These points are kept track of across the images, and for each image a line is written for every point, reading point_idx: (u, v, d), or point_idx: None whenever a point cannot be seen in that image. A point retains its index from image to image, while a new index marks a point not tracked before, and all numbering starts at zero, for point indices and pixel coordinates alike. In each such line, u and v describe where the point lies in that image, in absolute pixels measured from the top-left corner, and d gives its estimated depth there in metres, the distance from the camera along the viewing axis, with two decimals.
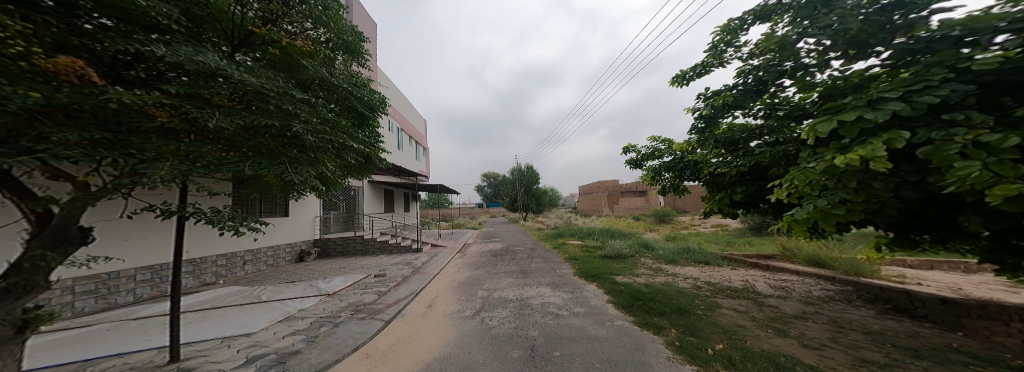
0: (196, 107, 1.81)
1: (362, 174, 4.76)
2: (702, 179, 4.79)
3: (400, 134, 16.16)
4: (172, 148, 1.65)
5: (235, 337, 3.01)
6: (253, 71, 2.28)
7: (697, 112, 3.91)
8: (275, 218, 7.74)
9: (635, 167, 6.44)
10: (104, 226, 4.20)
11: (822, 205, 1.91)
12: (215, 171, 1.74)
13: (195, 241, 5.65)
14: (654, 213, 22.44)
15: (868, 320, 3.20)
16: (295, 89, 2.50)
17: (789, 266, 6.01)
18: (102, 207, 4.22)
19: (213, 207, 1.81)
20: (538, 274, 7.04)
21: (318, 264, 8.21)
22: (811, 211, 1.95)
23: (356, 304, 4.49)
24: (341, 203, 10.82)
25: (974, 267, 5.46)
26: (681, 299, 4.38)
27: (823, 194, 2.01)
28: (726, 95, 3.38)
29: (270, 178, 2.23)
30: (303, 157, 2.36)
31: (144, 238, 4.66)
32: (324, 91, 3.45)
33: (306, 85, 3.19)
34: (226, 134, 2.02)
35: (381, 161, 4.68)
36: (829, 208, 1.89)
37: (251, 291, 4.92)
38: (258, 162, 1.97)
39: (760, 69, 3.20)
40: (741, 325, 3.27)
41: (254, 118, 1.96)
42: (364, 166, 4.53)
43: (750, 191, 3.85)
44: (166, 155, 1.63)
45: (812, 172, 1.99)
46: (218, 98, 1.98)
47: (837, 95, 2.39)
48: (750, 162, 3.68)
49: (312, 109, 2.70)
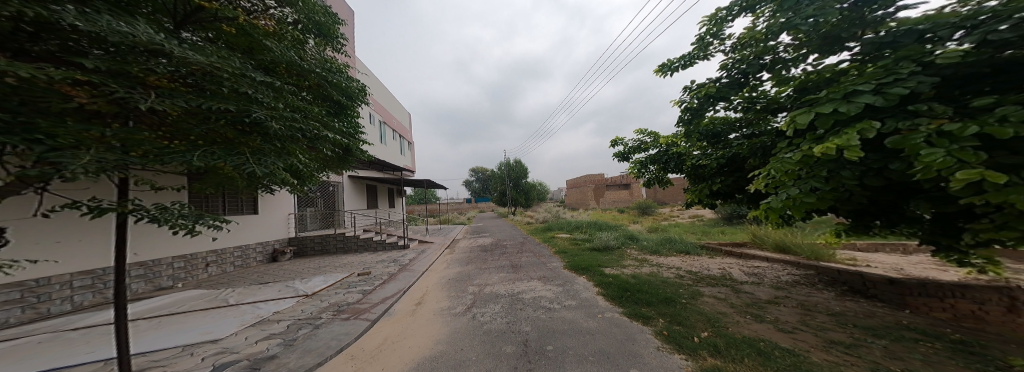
0: (127, 88, 1.56)
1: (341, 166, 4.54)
2: (684, 171, 4.93)
3: (383, 127, 15.56)
4: (96, 133, 1.40)
5: (200, 344, 2.77)
6: (202, 49, 2.01)
7: (683, 105, 3.99)
8: (244, 216, 7.26)
9: (622, 160, 6.54)
10: (17, 225, 3.75)
11: (796, 194, 1.98)
12: (155, 161, 1.51)
13: (146, 242, 5.19)
14: (637, 206, 23.11)
15: (833, 301, 3.43)
16: (256, 71, 2.25)
17: (762, 253, 6.37)
18: (14, 206, 3.73)
19: (160, 203, 1.59)
20: (529, 268, 7.06)
21: (294, 263, 7.80)
22: (784, 199, 2.02)
23: (339, 304, 4.29)
24: (318, 199, 10.31)
25: (912, 248, 6.01)
26: (666, 288, 4.53)
27: (796, 183, 2.08)
28: (710, 86, 3.45)
29: (229, 170, 2.00)
30: (268, 147, 2.14)
31: (78, 240, 4.24)
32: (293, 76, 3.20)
33: (271, 70, 2.93)
34: (168, 120, 1.76)
35: (361, 153, 4.47)
36: (802, 197, 1.96)
37: (218, 294, 4.58)
38: (211, 153, 1.74)
39: (742, 62, 3.28)
40: (723, 312, 3.42)
41: (203, 102, 1.72)
42: (341, 157, 4.30)
43: (728, 182, 4.00)
44: (90, 142, 1.40)
45: (788, 162, 2.04)
46: (156, 77, 1.71)
47: (811, 88, 2.47)
48: (728, 154, 3.80)
49: (278, 95, 2.47)
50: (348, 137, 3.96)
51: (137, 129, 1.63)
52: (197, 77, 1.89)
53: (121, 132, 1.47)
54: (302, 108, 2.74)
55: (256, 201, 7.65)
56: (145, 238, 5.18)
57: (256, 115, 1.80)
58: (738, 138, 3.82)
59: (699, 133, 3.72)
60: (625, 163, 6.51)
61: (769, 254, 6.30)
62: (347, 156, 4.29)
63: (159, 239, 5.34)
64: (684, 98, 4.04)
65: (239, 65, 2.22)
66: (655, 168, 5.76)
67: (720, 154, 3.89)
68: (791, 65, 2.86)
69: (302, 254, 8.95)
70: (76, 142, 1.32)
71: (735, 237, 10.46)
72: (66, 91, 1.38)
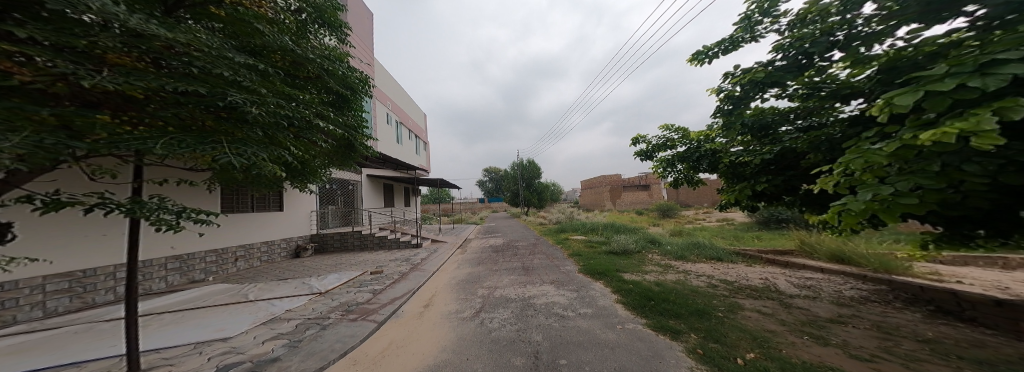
0: (76, 65, 1.49)
1: (341, 158, 4.59)
2: (719, 170, 4.43)
3: (400, 128, 15.87)
4: (41, 114, 1.33)
5: (209, 343, 2.74)
6: (179, 28, 1.93)
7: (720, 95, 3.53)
8: (270, 213, 7.56)
9: (645, 159, 6.06)
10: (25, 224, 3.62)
11: (885, 194, 1.56)
12: (108, 147, 1.41)
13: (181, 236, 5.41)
14: (659, 208, 21.97)
15: (918, 325, 2.81)
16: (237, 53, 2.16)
17: (810, 262, 5.62)
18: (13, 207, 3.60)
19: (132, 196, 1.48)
20: (541, 270, 6.74)
21: (314, 260, 8.02)
22: (867, 201, 1.60)
23: (349, 304, 4.38)
24: (338, 197, 10.62)
25: (1013, 264, 5.04)
26: (697, 299, 4.03)
27: (888, 181, 1.65)
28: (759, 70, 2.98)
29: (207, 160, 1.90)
30: (252, 137, 2.04)
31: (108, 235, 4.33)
32: (294, 67, 3.20)
33: (270, 62, 2.91)
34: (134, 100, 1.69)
35: (364, 147, 4.50)
36: (898, 198, 1.52)
37: (239, 289, 4.70)
38: (182, 140, 1.62)
39: (803, 41, 2.80)
40: (771, 330, 2.90)
41: (171, 83, 1.63)
42: (342, 150, 4.33)
43: (777, 181, 3.47)
44: (31, 124, 1.33)
45: (878, 155, 1.62)
46: (116, 55, 1.64)
47: (902, 67, 2.08)
48: (777, 150, 3.30)
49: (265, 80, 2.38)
50: (351, 130, 3.99)
51: (99, 114, 1.58)
52: (185, 62, 1.85)
53: (75, 115, 1.39)
54: (295, 97, 2.70)
55: (282, 199, 7.97)
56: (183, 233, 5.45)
57: (240, 104, 1.71)
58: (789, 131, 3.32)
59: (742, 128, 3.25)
60: (647, 161, 6.02)
61: (819, 263, 5.55)
62: (349, 150, 4.31)
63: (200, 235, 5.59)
64: (724, 86, 3.56)
65: (230, 51, 2.20)
66: (683, 166, 5.27)
67: (767, 149, 3.39)
68: (871, 42, 2.37)
69: (322, 250, 9.23)
70: (18, 126, 1.26)
71: (770, 243, 9.50)
72: (3, 68, 1.33)
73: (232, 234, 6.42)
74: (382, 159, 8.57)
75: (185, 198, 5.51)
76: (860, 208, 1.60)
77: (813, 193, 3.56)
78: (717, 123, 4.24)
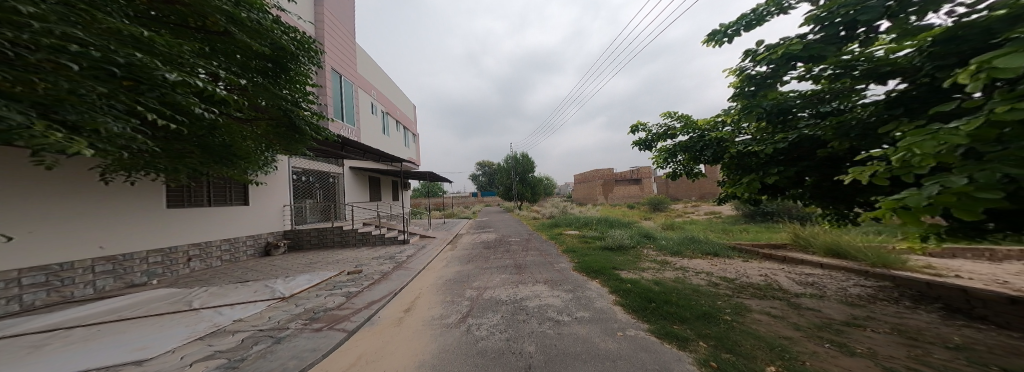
0: None
1: (282, 137, 4.30)
2: (725, 160, 4.21)
3: (387, 119, 15.07)
4: None
5: (117, 368, 2.22)
6: None
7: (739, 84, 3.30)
8: (231, 208, 6.88)
9: (644, 149, 5.78)
10: None
11: (960, 184, 1.28)
12: None
13: (113, 233, 4.74)
14: (649, 202, 22.17)
15: (939, 327, 2.59)
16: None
17: (807, 257, 5.53)
18: None
19: None
20: (534, 268, 6.43)
21: (286, 258, 7.44)
22: (937, 194, 1.33)
23: (314, 310, 4.06)
24: (316, 191, 9.95)
25: (999, 255, 5.11)
26: (700, 301, 3.80)
27: (957, 171, 1.42)
28: (792, 44, 2.65)
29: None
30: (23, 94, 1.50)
31: None
32: (187, 18, 2.66)
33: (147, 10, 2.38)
34: None
35: (304, 122, 4.25)
36: (977, 189, 1.26)
37: (183, 295, 4.27)
38: None
39: (843, 11, 2.48)
40: (786, 336, 2.61)
41: None
42: (277, 126, 4.03)
43: (790, 173, 3.22)
44: None
45: (959, 136, 1.32)
46: None
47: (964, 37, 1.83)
48: (794, 137, 3.07)
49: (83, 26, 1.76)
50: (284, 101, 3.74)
51: None
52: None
53: None
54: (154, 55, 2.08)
55: (247, 191, 7.31)
56: (114, 231, 4.76)
57: None
58: (802, 123, 3.14)
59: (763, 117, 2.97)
60: (646, 152, 5.76)
61: (816, 258, 5.44)
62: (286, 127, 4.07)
63: (128, 231, 4.92)
64: (744, 66, 3.23)
65: None
66: (684, 157, 5.03)
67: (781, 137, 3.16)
68: (928, 9, 2.09)
69: (296, 248, 8.65)
70: None
71: (762, 237, 9.52)
72: None
73: (181, 231, 5.76)
74: (366, 150, 7.97)
75: (112, 191, 4.78)
76: (924, 204, 1.32)
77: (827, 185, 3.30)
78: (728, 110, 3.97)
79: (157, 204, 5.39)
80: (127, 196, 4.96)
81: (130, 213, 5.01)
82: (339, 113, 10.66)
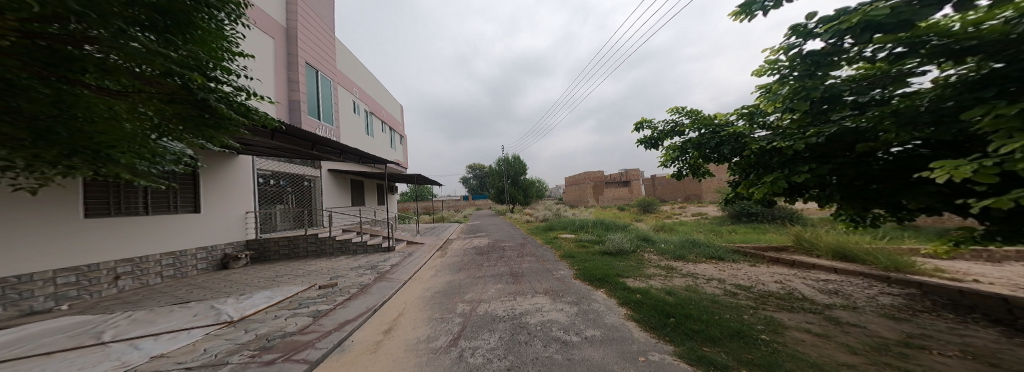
0: None
1: (188, 127, 2.25)
2: (741, 158, 3.85)
3: (371, 117, 14.16)
4: None
5: None
6: None
7: (777, 64, 2.96)
8: (177, 216, 6.14)
9: (649, 147, 5.46)
10: None
11: None
12: None
13: None
14: (638, 203, 22.22)
15: (1011, 350, 2.23)
16: None
17: (816, 260, 5.30)
18: None
19: None
20: (532, 277, 5.94)
21: (246, 271, 6.58)
22: None
23: (270, 336, 3.34)
24: (288, 194, 9.03)
25: (998, 256, 5.06)
26: (725, 314, 3.43)
27: None
28: (863, 9, 2.09)
29: None
30: None
31: None
32: None
33: None
34: None
35: (228, 102, 2.31)
36: None
37: (102, 322, 3.65)
38: None
39: None
40: (847, 364, 2.18)
41: None
42: (182, 113, 2.09)
43: (822, 170, 2.81)
44: None
45: None
46: None
47: None
48: (828, 131, 2.68)
49: None
50: (193, 61, 1.88)
51: None
52: None
53: None
54: None
55: (199, 197, 6.58)
56: (24, 249, 4.16)
57: None
58: (841, 113, 2.70)
59: (805, 102, 2.51)
60: (652, 150, 5.44)
61: (825, 261, 5.22)
62: (201, 113, 2.15)
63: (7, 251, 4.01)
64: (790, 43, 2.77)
65: None
66: (694, 155, 4.66)
67: (814, 131, 2.76)
68: None
69: (263, 259, 7.78)
70: None
71: (754, 239, 9.46)
72: None
73: (107, 244, 5.05)
74: (342, 150, 7.08)
75: (25, 200, 4.23)
76: None
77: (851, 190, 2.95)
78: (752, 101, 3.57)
79: (74, 215, 4.68)
80: (40, 207, 4.34)
81: (21, 227, 4.16)
82: (315, 111, 9.77)
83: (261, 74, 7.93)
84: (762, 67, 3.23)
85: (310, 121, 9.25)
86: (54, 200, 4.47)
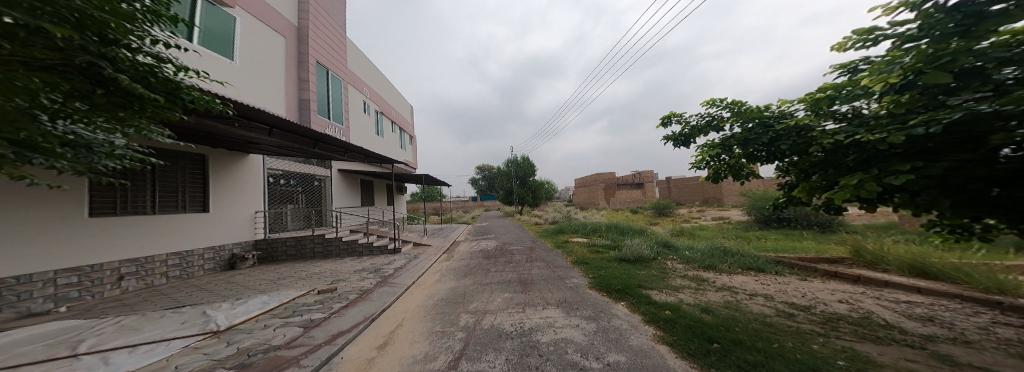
0: None
1: (96, 111, 1.59)
2: (802, 155, 3.18)
3: (381, 118, 14.13)
4: None
5: None
6: None
7: (873, 34, 2.37)
8: (185, 215, 6.07)
9: (678, 144, 4.82)
10: None
11: None
12: None
13: None
14: (653, 206, 21.00)
15: None
16: None
17: (884, 275, 4.46)
18: None
19: None
20: (542, 285, 5.40)
21: (252, 272, 6.43)
22: None
23: (252, 351, 3.00)
24: (298, 194, 8.94)
25: None
26: (786, 341, 2.75)
27: None
28: None
29: None
30: None
31: None
32: None
33: None
34: None
35: (140, 74, 1.60)
36: None
37: (87, 329, 3.44)
38: None
39: None
40: None
41: None
42: (76, 90, 1.42)
43: (931, 169, 2.13)
44: None
45: None
46: None
47: None
48: (942, 119, 1.96)
49: None
50: (52, 11, 1.21)
51: None
52: None
53: None
54: None
55: (208, 196, 6.52)
56: (29, 241, 4.11)
57: None
58: (973, 94, 1.86)
59: (943, 69, 1.76)
60: (682, 148, 4.80)
61: (897, 277, 4.37)
62: (99, 90, 1.46)
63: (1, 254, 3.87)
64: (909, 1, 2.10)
65: None
66: (736, 152, 4.00)
67: (920, 120, 2.05)
68: None
69: (270, 260, 7.67)
70: None
71: (791, 247, 8.46)
72: None
73: (114, 244, 4.98)
74: (345, 149, 6.80)
75: (15, 195, 4.04)
76: None
77: (973, 192, 2.23)
78: (833, 84, 2.85)
79: (79, 214, 4.61)
80: (39, 201, 4.23)
81: (20, 226, 4.06)
82: (324, 111, 9.72)
83: (270, 72, 7.87)
84: (847, 40, 2.67)
85: (319, 120, 9.19)
86: (61, 200, 4.43)
